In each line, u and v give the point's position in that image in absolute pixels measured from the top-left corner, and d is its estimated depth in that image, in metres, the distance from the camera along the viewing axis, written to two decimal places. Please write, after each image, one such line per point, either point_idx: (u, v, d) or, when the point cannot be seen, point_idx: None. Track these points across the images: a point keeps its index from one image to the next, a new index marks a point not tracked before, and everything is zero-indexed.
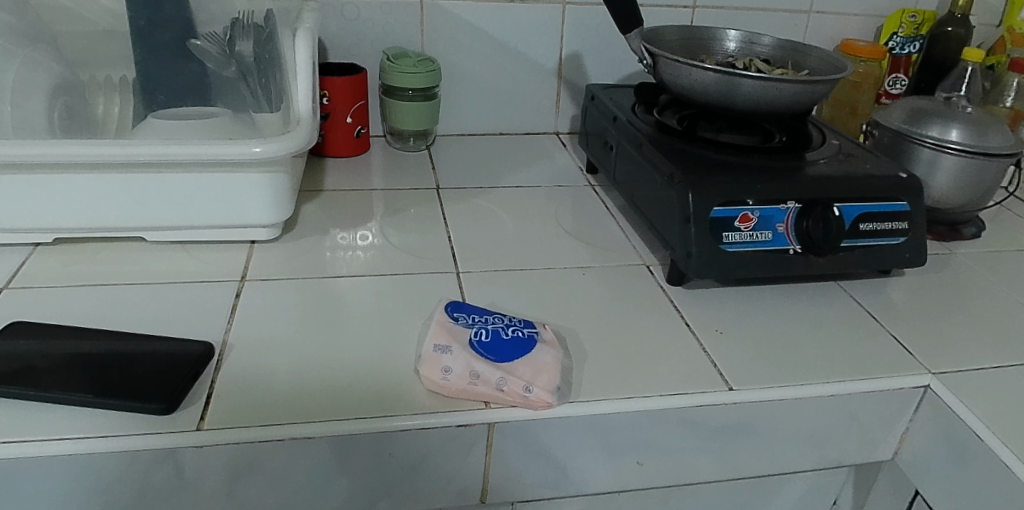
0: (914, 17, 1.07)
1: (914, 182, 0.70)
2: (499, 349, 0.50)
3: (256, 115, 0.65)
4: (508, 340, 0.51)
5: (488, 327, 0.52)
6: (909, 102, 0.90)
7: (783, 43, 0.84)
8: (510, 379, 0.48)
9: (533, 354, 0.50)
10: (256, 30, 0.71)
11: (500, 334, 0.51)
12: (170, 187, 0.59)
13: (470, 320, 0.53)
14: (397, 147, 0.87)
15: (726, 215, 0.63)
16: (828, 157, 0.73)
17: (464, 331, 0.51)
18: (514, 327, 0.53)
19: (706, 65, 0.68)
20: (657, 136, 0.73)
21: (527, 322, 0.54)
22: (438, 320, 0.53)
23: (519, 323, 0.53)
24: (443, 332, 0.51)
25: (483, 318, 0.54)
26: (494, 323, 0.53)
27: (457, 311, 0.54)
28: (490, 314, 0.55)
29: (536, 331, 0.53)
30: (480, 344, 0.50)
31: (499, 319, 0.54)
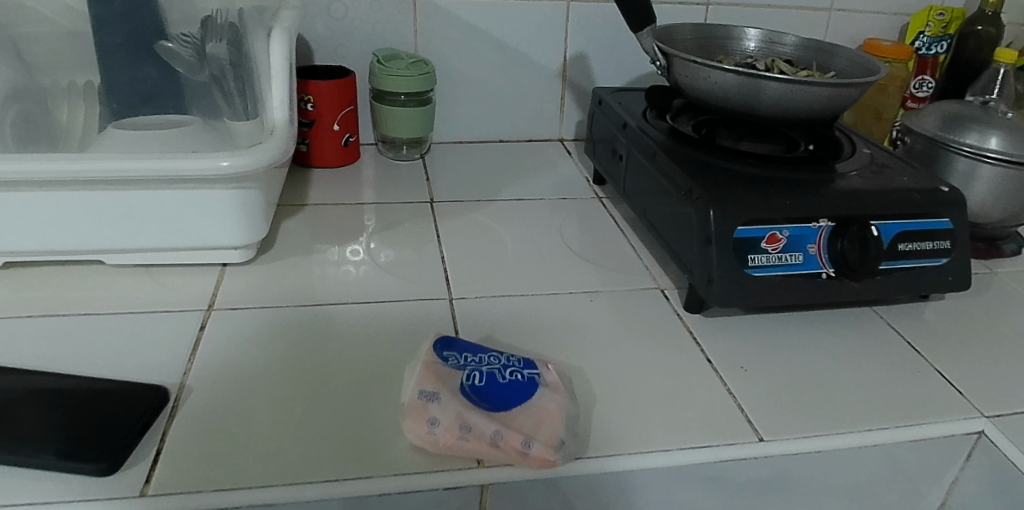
0: (942, 15, 0.99)
1: (957, 196, 0.64)
2: (496, 395, 0.44)
3: (232, 124, 0.59)
4: (505, 384, 0.45)
5: (483, 369, 0.46)
6: (941, 107, 0.83)
7: (808, 42, 0.77)
8: (508, 432, 0.41)
9: (535, 401, 0.44)
10: (231, 29, 0.64)
11: (498, 377, 0.45)
12: (127, 206, 0.52)
13: (462, 360, 0.47)
14: (389, 156, 0.81)
15: (752, 235, 0.57)
16: (860, 168, 0.67)
17: (456, 374, 0.45)
18: (513, 368, 0.47)
19: (726, 66, 0.61)
20: (671, 145, 0.66)
21: (526, 360, 0.49)
22: (425, 359, 0.46)
23: (517, 364, 0.47)
24: (432, 373, 0.45)
25: (477, 356, 0.48)
26: (489, 363, 0.47)
27: (446, 348, 0.48)
28: (485, 352, 0.49)
29: (536, 372, 0.47)
30: (474, 390, 0.44)
31: (495, 359, 0.48)
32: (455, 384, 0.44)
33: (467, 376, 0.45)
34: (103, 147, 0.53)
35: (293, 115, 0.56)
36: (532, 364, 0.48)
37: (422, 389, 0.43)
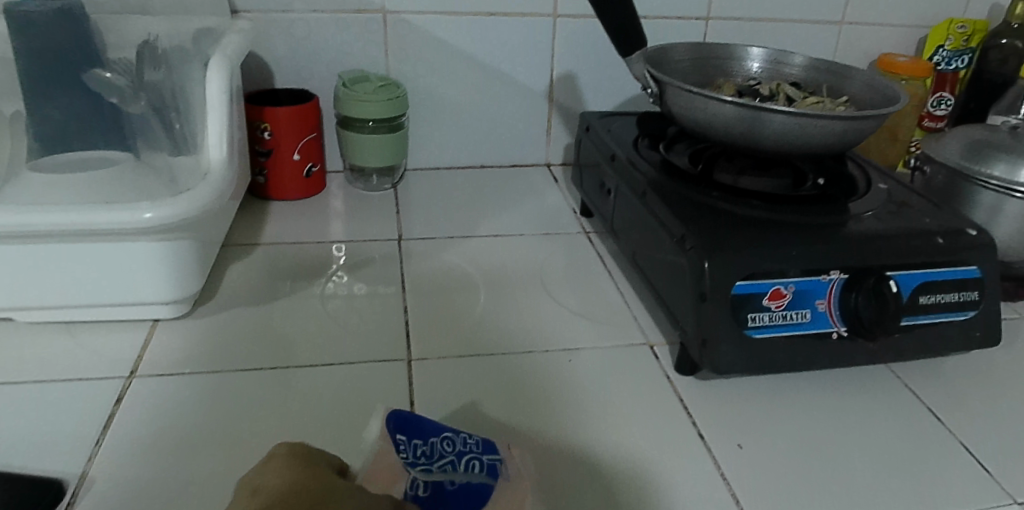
0: (964, 27, 0.91)
1: (986, 240, 0.58)
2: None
3: (173, 158, 0.56)
4: (461, 487, 0.38)
5: (440, 463, 0.39)
6: (966, 132, 0.76)
7: (817, 63, 0.70)
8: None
9: (495, 505, 0.37)
10: (174, 57, 0.58)
11: (452, 473, 0.38)
12: (38, 260, 0.46)
13: (420, 448, 0.39)
14: (359, 186, 0.74)
15: (754, 290, 0.51)
16: (875, 209, 0.61)
17: (409, 472, 0.38)
18: (470, 457, 0.39)
19: (726, 97, 0.54)
20: (663, 182, 0.60)
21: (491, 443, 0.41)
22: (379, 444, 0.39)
23: (480, 452, 0.40)
24: (382, 471, 0.37)
25: (429, 443, 0.40)
26: (444, 454, 0.39)
27: (404, 431, 0.40)
28: (437, 432, 0.41)
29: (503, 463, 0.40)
30: (426, 495, 0.37)
31: (450, 443, 0.40)
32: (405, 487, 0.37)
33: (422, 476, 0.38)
34: (14, 195, 0.47)
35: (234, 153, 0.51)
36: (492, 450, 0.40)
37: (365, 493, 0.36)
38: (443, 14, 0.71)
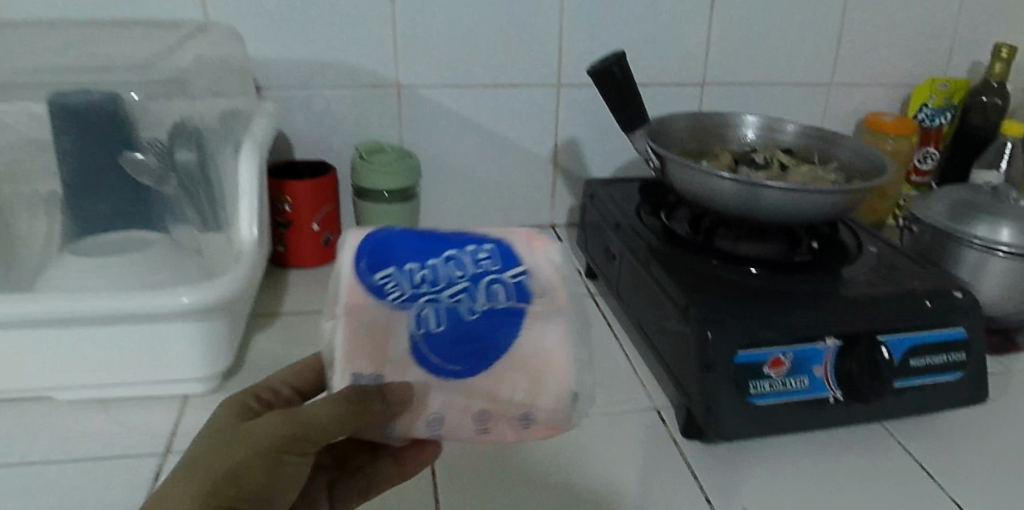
0: (946, 85, 0.95)
1: (972, 301, 0.61)
2: (464, 343, 0.33)
3: (201, 235, 0.58)
4: (465, 323, 0.34)
5: (433, 300, 0.34)
6: (950, 192, 0.80)
7: (809, 130, 0.75)
8: (463, 411, 0.33)
9: (521, 340, 0.34)
10: (203, 136, 0.61)
11: (448, 310, 0.34)
12: (79, 343, 0.49)
13: (399, 296, 0.34)
14: None
15: (755, 359, 0.54)
16: (866, 275, 0.64)
17: (388, 318, 0.34)
18: (476, 261, 0.36)
19: (723, 175, 0.59)
20: (665, 253, 0.64)
21: (505, 255, 0.37)
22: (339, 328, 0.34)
23: (485, 280, 0.35)
24: (353, 345, 0.34)
25: (427, 268, 0.36)
26: (444, 273, 0.36)
27: (376, 287, 0.35)
28: (426, 260, 0.36)
29: (520, 280, 0.36)
30: (422, 337, 0.33)
31: (453, 263, 0.36)
32: (382, 352, 0.34)
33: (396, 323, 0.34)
34: (56, 282, 0.50)
35: (263, 234, 0.55)
36: (507, 280, 0.36)
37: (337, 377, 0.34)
38: (452, 86, 0.75)
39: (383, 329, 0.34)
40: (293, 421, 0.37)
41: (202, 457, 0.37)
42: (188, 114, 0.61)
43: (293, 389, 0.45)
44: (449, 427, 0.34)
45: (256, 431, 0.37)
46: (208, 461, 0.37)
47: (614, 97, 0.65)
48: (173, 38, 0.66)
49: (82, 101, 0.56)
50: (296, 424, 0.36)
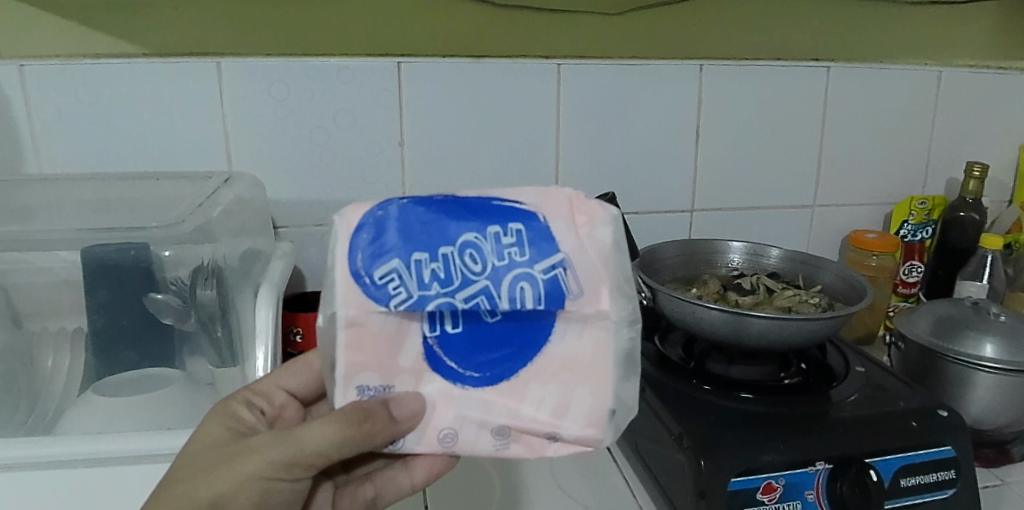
0: (924, 203, 0.99)
1: (957, 420, 0.63)
2: (480, 354, 0.38)
3: (216, 368, 0.62)
4: (478, 328, 0.37)
5: (446, 305, 0.36)
6: (934, 308, 0.84)
7: (792, 255, 0.81)
8: (470, 425, 0.38)
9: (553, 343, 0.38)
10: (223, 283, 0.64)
11: (460, 319, 0.37)
12: (92, 488, 0.50)
13: (409, 298, 0.36)
14: None
15: (748, 485, 0.56)
16: (855, 395, 0.67)
17: (397, 328, 0.37)
18: (497, 251, 0.36)
19: (712, 305, 0.67)
20: (661, 378, 0.69)
21: (536, 238, 0.36)
22: (345, 340, 0.36)
23: (504, 277, 0.36)
24: (359, 354, 0.37)
25: (442, 263, 0.36)
26: (460, 267, 0.36)
27: (384, 285, 0.36)
28: (442, 243, 0.36)
29: (548, 275, 0.36)
30: (436, 343, 0.37)
31: (471, 252, 0.36)
32: (385, 367, 0.38)
33: (399, 341, 0.37)
34: (82, 424, 0.54)
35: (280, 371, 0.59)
36: (533, 276, 0.36)
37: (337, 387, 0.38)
38: None
39: (394, 346, 0.37)
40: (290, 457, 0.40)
41: (193, 485, 0.40)
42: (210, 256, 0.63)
43: (288, 392, 0.51)
44: (460, 439, 0.38)
45: (253, 459, 0.40)
46: (204, 486, 0.40)
47: None
48: (202, 187, 0.70)
49: (112, 250, 0.60)
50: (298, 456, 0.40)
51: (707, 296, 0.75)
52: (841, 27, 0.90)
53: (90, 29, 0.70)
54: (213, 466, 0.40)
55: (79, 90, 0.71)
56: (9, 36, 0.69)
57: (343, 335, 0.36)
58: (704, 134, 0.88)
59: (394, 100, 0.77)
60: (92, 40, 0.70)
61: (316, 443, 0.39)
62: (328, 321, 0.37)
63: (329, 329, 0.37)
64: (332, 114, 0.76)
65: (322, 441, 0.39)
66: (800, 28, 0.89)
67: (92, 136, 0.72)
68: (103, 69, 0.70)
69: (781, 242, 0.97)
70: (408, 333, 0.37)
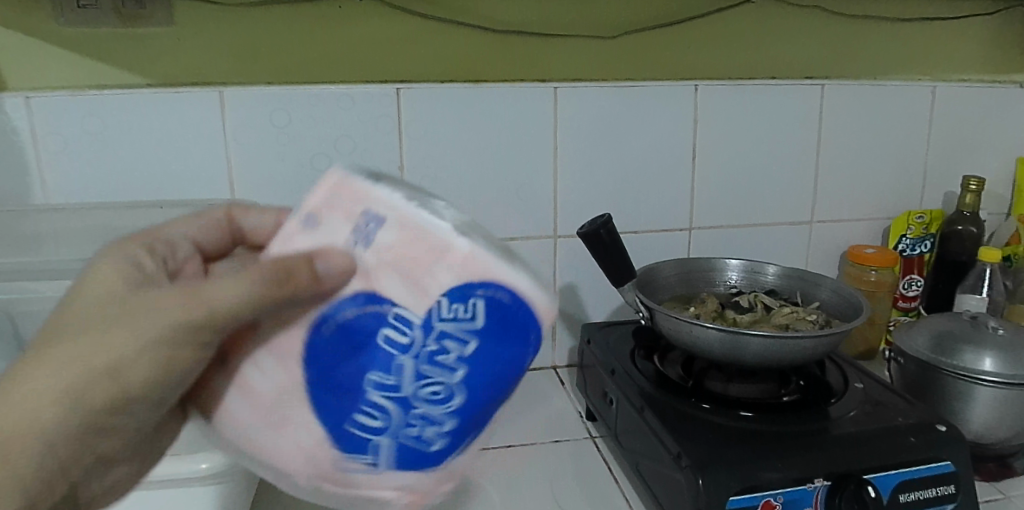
0: (922, 217, 0.99)
1: (955, 435, 0.63)
2: (376, 375, 0.31)
3: None
4: (381, 403, 0.31)
5: (448, 346, 0.30)
6: (932, 322, 0.84)
7: (788, 272, 0.82)
8: (289, 367, 0.32)
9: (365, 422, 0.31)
10: None
11: (391, 380, 0.31)
12: None
13: (459, 316, 0.30)
14: None
15: (747, 503, 0.56)
16: (853, 412, 0.68)
17: (378, 308, 0.30)
18: (488, 390, 0.31)
19: (709, 325, 0.67)
20: (660, 398, 0.69)
21: (480, 422, 0.32)
22: (382, 248, 0.30)
23: (462, 410, 0.31)
24: (367, 259, 0.30)
25: (485, 349, 0.31)
26: (475, 356, 0.31)
27: (443, 293, 0.30)
28: (509, 350, 0.31)
29: (440, 431, 0.32)
30: (393, 332, 0.30)
31: (491, 370, 0.31)
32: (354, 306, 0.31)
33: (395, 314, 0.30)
34: None
35: None
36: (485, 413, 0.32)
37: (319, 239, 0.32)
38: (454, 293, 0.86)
39: (415, 283, 0.30)
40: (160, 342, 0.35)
41: (59, 376, 0.35)
42: None
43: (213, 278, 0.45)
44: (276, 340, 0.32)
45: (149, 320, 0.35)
46: (95, 353, 0.35)
47: (606, 260, 0.73)
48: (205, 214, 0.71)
49: None
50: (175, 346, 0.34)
51: (706, 315, 0.75)
52: (834, 45, 0.93)
53: (102, 63, 0.72)
54: (80, 341, 0.35)
55: (85, 122, 0.72)
56: (21, 69, 0.71)
57: (388, 247, 0.30)
58: (700, 153, 0.89)
59: (394, 124, 0.78)
60: (102, 72, 0.72)
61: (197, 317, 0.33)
62: (402, 220, 0.30)
63: (397, 224, 0.30)
64: (332, 140, 0.77)
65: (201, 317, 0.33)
66: (793, 47, 0.91)
67: (96, 166, 0.73)
68: (109, 99, 0.72)
69: (779, 259, 0.98)
70: (372, 314, 0.30)
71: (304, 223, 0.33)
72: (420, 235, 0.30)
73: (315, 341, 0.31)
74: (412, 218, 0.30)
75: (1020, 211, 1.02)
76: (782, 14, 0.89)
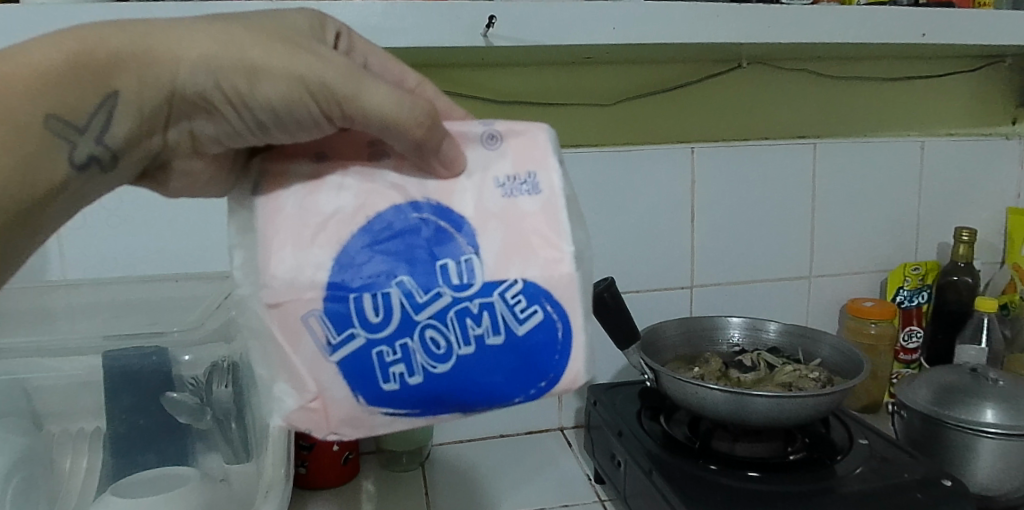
0: (918, 268, 1.01)
1: (960, 489, 0.65)
2: (405, 295, 0.31)
3: (228, 465, 0.62)
4: (394, 306, 0.30)
5: (475, 339, 0.31)
6: (933, 375, 0.85)
7: (790, 329, 0.83)
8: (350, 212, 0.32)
9: (357, 318, 0.30)
10: (205, 404, 0.64)
11: (418, 298, 0.31)
12: None
13: (505, 323, 0.31)
14: (392, 469, 0.82)
15: None
16: (859, 470, 0.69)
17: (463, 244, 0.32)
18: (460, 387, 0.31)
19: (713, 386, 0.68)
20: (667, 460, 0.70)
21: (423, 408, 0.32)
22: (518, 207, 0.33)
23: (437, 380, 0.31)
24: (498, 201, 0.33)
25: (493, 367, 0.31)
26: (482, 361, 0.31)
27: (524, 279, 0.32)
28: (498, 380, 0.32)
29: (390, 380, 0.31)
30: (453, 279, 0.31)
31: (478, 379, 0.31)
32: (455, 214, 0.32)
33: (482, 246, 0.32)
34: None
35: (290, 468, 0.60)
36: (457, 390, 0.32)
37: (483, 159, 0.34)
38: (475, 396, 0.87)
39: (515, 249, 0.32)
40: (267, 72, 0.32)
41: (161, 32, 0.32)
42: (191, 391, 0.65)
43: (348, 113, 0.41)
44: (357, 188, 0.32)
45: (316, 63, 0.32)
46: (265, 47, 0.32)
47: (610, 328, 0.74)
48: (220, 287, 0.74)
49: (136, 357, 0.65)
50: (277, 90, 0.32)
51: (710, 375, 0.77)
52: (825, 107, 0.96)
53: None
54: (215, 20, 0.33)
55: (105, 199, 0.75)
56: None
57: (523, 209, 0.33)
58: (699, 213, 0.92)
59: None
60: None
61: (332, 75, 0.32)
62: (550, 205, 0.33)
63: (544, 202, 0.33)
64: None
65: (333, 77, 0.32)
66: (782, 109, 0.95)
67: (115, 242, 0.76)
68: None
69: (779, 315, 0.99)
70: (450, 239, 0.32)
71: (485, 136, 0.34)
72: (555, 227, 0.33)
73: (394, 215, 0.32)
74: (557, 210, 0.33)
75: (1014, 258, 1.04)
76: (769, 78, 0.93)
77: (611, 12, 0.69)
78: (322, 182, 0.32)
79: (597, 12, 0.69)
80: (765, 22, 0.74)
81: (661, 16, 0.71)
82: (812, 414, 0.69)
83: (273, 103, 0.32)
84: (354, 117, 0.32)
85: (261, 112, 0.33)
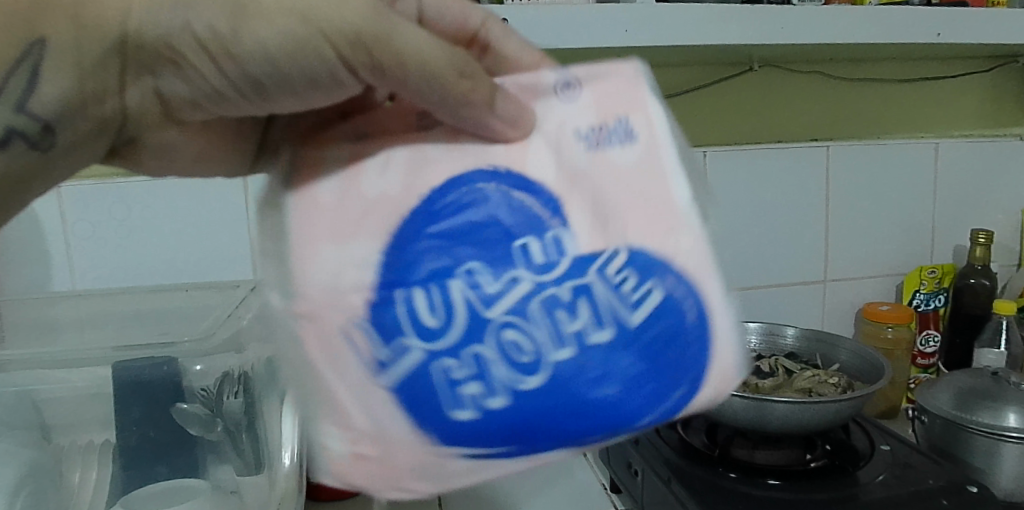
0: (933, 271, 0.99)
1: (987, 495, 0.63)
2: (479, 287, 0.28)
3: (239, 476, 0.61)
4: (456, 302, 0.28)
5: (574, 335, 0.28)
6: (954, 379, 0.83)
7: (808, 334, 0.82)
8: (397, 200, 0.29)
9: (416, 323, 0.28)
10: (212, 415, 0.63)
11: (492, 289, 0.28)
12: None
13: (606, 313, 0.28)
14: None
15: None
16: (882, 475, 0.67)
17: (546, 224, 0.29)
18: (566, 406, 0.28)
19: (732, 392, 0.67)
20: (686, 468, 0.69)
21: (523, 439, 0.28)
22: (604, 164, 0.30)
23: (531, 396, 0.28)
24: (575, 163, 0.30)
25: (600, 371, 0.28)
26: (583, 364, 0.28)
27: (630, 249, 0.29)
28: (608, 390, 0.28)
29: (474, 399, 0.28)
30: (538, 265, 0.28)
31: (585, 391, 0.28)
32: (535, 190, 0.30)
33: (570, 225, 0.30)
34: None
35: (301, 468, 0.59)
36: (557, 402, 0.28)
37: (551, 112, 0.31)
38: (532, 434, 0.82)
39: (617, 213, 0.29)
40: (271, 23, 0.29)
41: None
42: (203, 400, 0.63)
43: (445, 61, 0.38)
44: (405, 167, 0.30)
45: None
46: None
47: None
48: (229, 297, 0.73)
49: (146, 367, 0.63)
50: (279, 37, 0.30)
51: (729, 381, 0.75)
52: (837, 109, 0.95)
53: None
54: None
55: (112, 210, 0.75)
56: None
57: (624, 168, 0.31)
58: (711, 217, 0.91)
59: None
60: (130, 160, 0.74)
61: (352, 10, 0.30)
62: (649, 162, 0.31)
63: (642, 156, 0.31)
64: None
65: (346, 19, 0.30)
66: (796, 112, 0.94)
67: (122, 254, 0.76)
68: (139, 185, 0.74)
69: (793, 320, 0.98)
70: (530, 214, 0.29)
71: (559, 85, 0.32)
72: (662, 185, 0.31)
73: (453, 196, 0.29)
74: (661, 158, 0.31)
75: None
76: (780, 80, 0.92)
77: (620, 16, 0.68)
78: (365, 161, 0.30)
79: (607, 16, 0.68)
80: (777, 25, 0.73)
81: (671, 20, 0.70)
82: (833, 419, 0.68)
83: (272, 49, 0.30)
84: (384, 66, 0.30)
85: (257, 66, 0.31)
